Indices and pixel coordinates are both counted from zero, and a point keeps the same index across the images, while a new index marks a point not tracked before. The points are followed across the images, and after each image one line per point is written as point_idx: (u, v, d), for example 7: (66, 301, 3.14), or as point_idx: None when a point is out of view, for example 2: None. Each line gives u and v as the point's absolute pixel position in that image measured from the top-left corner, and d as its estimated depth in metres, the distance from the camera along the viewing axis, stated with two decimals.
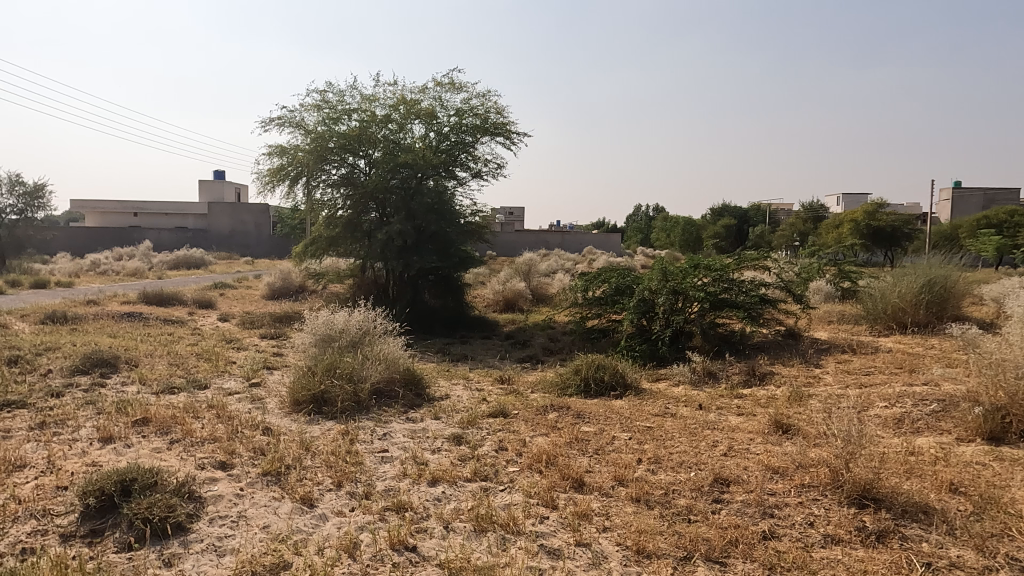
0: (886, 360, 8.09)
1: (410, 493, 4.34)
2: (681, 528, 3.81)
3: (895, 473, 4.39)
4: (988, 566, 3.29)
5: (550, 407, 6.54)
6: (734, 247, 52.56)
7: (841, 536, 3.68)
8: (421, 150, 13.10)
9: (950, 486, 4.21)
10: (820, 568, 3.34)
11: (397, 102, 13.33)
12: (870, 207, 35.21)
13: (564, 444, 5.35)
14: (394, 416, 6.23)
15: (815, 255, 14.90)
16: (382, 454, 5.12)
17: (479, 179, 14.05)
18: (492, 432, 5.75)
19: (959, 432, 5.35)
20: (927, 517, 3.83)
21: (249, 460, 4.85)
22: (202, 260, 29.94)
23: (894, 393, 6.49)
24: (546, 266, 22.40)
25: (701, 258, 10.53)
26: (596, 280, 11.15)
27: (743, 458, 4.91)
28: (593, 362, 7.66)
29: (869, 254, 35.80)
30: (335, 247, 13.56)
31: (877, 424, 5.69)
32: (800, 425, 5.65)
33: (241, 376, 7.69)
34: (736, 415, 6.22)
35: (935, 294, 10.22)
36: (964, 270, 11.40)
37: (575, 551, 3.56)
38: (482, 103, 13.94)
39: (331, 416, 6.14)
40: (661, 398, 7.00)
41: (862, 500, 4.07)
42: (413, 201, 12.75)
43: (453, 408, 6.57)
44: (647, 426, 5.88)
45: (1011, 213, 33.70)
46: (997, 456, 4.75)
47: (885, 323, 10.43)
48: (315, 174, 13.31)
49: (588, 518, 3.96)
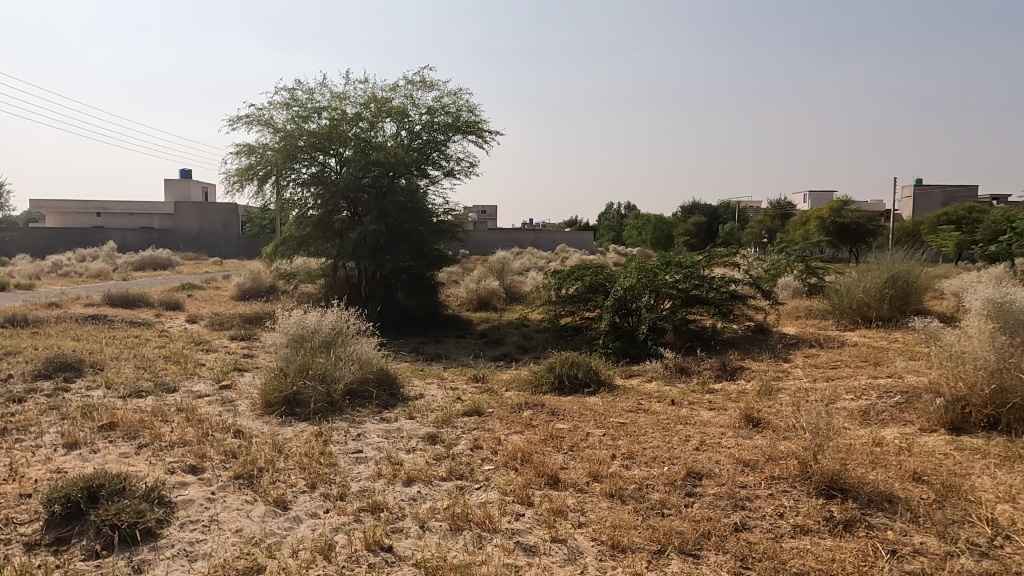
0: (852, 354, 8.28)
1: (386, 492, 4.32)
2: (655, 522, 3.85)
3: (862, 464, 4.51)
4: (950, 552, 3.40)
5: (525, 405, 6.57)
6: (704, 244, 53.34)
7: (809, 526, 3.76)
8: (393, 149, 12.99)
9: (913, 475, 4.33)
10: (790, 558, 3.40)
11: (369, 100, 13.21)
12: (836, 205, 36.07)
13: (539, 441, 5.36)
14: (369, 416, 6.20)
15: (783, 250, 15.17)
16: (357, 454, 5.09)
17: (451, 178, 14.01)
18: (467, 431, 5.74)
19: (922, 423, 5.50)
20: (891, 506, 3.93)
21: (221, 463, 4.79)
22: (169, 261, 29.38)
23: (859, 386, 6.66)
24: (518, 264, 22.43)
25: (671, 255, 10.68)
26: (570, 277, 11.18)
27: (715, 452, 4.99)
28: (568, 359, 7.72)
29: (835, 251, 36.68)
30: (306, 247, 13.43)
31: (843, 415, 5.84)
32: (770, 418, 5.76)
33: (212, 379, 7.58)
34: (708, 410, 6.33)
35: (899, 289, 10.51)
36: (927, 266, 11.71)
37: (551, 547, 3.59)
38: (454, 101, 13.90)
39: (304, 417, 6.09)
40: (635, 395, 7.05)
41: (829, 491, 4.16)
42: (386, 201, 12.66)
43: (428, 407, 6.55)
44: (621, 422, 5.93)
45: (970, 209, 34.77)
46: (958, 445, 4.90)
47: (851, 317, 10.67)
48: (285, 173, 13.16)
49: (564, 514, 3.98)
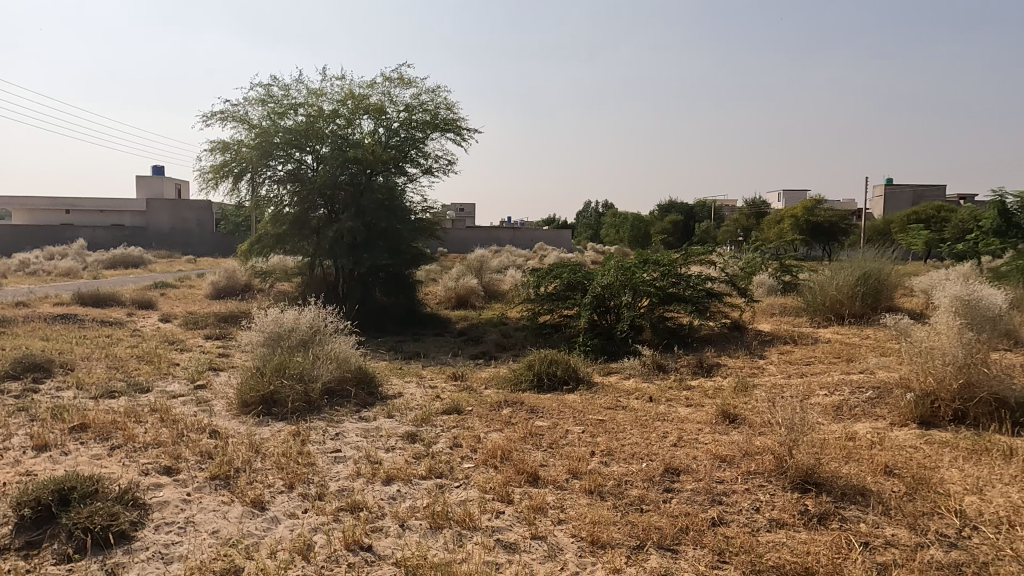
0: (826, 350, 8.43)
1: (365, 492, 4.30)
2: (633, 517, 3.89)
3: (835, 458, 4.59)
4: (919, 543, 3.48)
5: (504, 403, 6.57)
6: (680, 243, 53.84)
7: (785, 519, 3.82)
8: (370, 146, 12.89)
9: (884, 468, 4.43)
10: (766, 552, 3.45)
11: (346, 97, 13.09)
12: (809, 203, 36.67)
13: (518, 439, 5.37)
14: (347, 415, 6.16)
15: (758, 249, 15.36)
16: (335, 454, 5.05)
17: (429, 176, 13.95)
18: (446, 429, 5.74)
19: (893, 417, 5.62)
20: (864, 499, 4.02)
21: (197, 464, 4.73)
22: (141, 259, 28.84)
23: (833, 382, 6.77)
24: (497, 262, 22.44)
25: (648, 253, 10.75)
26: (548, 275, 11.21)
27: (693, 448, 5.05)
28: (547, 357, 7.73)
29: (809, 249, 37.27)
30: (282, 245, 13.30)
31: (817, 411, 5.94)
32: (746, 414, 5.84)
33: (186, 378, 7.46)
34: (686, 406, 6.39)
35: (870, 286, 10.71)
36: (897, 264, 11.94)
37: (531, 545, 3.60)
38: (432, 99, 13.85)
39: (281, 417, 6.02)
40: (613, 392, 7.09)
41: (804, 485, 4.23)
42: (363, 198, 12.56)
43: (406, 406, 6.52)
44: (599, 419, 5.96)
45: (939, 209, 35.58)
46: (927, 439, 5.02)
47: (824, 314, 10.84)
48: (261, 170, 13.00)
49: (544, 511, 4.00)
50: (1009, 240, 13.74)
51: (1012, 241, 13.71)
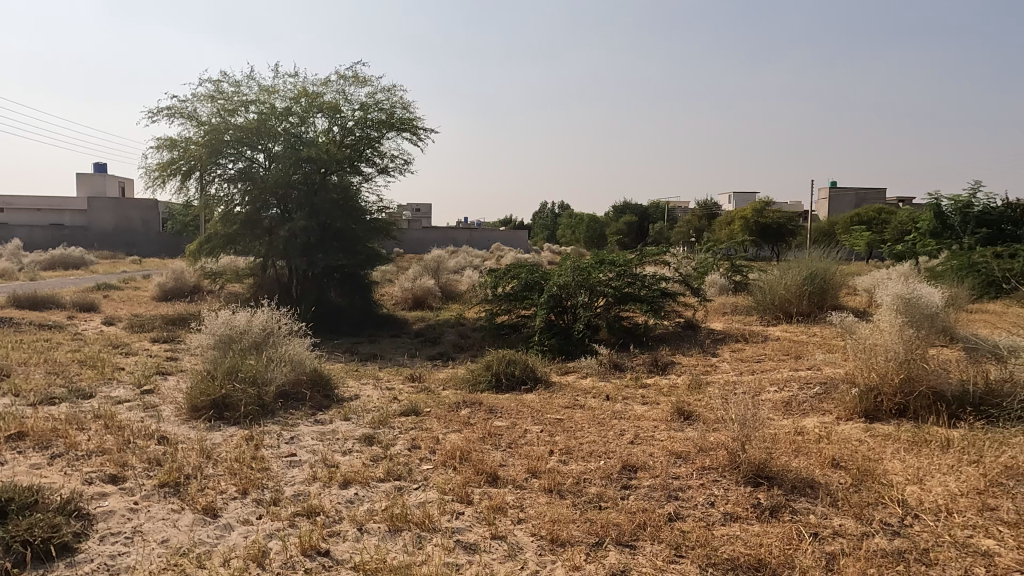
0: (775, 347, 8.69)
1: (321, 496, 4.22)
2: (592, 515, 3.92)
3: (785, 453, 4.73)
4: (865, 532, 3.62)
5: (463, 403, 6.55)
6: (635, 243, 54.68)
7: (738, 513, 3.92)
8: (324, 145, 12.68)
9: (832, 461, 4.58)
10: (720, 545, 3.53)
11: (299, 95, 12.84)
12: (759, 205, 37.74)
13: (477, 439, 5.36)
14: (302, 418, 6.05)
15: (710, 250, 15.72)
16: (290, 458, 4.95)
17: (385, 176, 13.80)
18: (404, 431, 5.69)
19: (839, 412, 5.83)
20: (813, 491, 4.15)
21: (144, 471, 4.56)
22: (82, 260, 27.72)
23: (782, 378, 6.98)
24: (453, 263, 22.37)
25: (604, 253, 10.88)
26: (506, 276, 11.22)
27: (649, 445, 5.13)
28: (505, 357, 7.75)
29: (758, 250, 38.34)
30: (233, 245, 12.97)
31: (768, 407, 6.11)
32: (700, 411, 5.97)
33: (133, 383, 7.19)
34: (642, 404, 6.49)
35: (817, 285, 11.06)
36: (842, 264, 12.36)
37: (491, 545, 3.60)
38: (388, 97, 13.71)
39: (234, 421, 5.87)
40: (571, 391, 7.15)
41: (756, 479, 4.35)
42: (317, 197, 12.34)
43: (363, 408, 6.44)
44: (557, 418, 6.00)
45: (879, 211, 37.04)
46: (871, 432, 5.22)
47: (774, 313, 11.16)
48: (211, 169, 12.65)
49: (503, 511, 4.00)
50: (944, 241, 14.42)
51: (947, 241, 14.40)
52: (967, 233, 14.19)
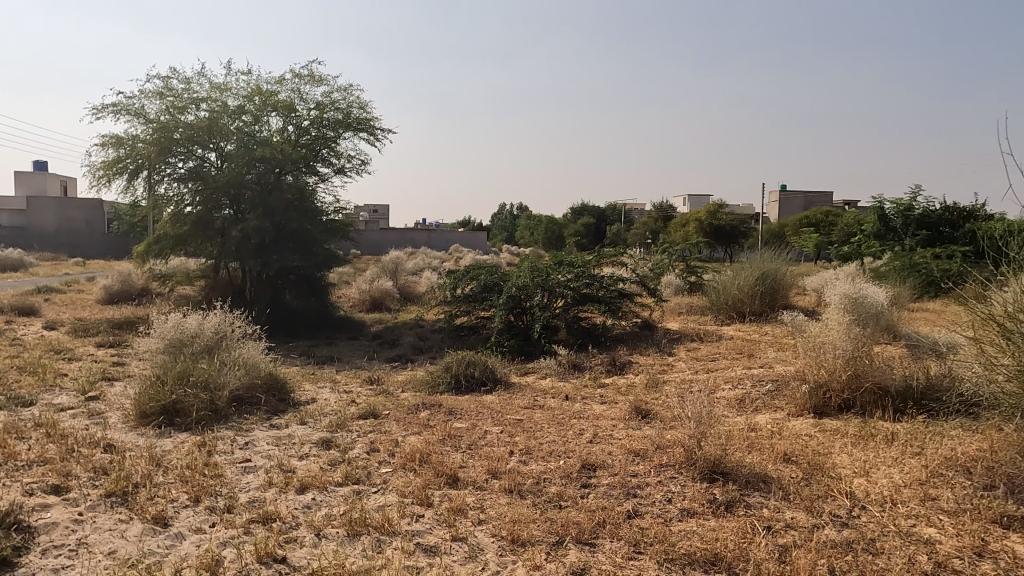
0: (729, 346, 8.90)
1: (277, 502, 4.13)
2: (552, 514, 3.95)
3: (740, 448, 4.85)
4: (816, 524, 3.73)
5: (422, 405, 6.51)
6: (593, 245, 55.24)
7: (694, 509, 3.99)
8: (279, 144, 12.44)
9: (784, 456, 4.71)
10: (678, 540, 3.59)
11: (252, 93, 12.56)
12: (712, 208, 38.58)
13: (436, 441, 5.33)
14: (257, 423, 5.91)
15: (666, 251, 15.99)
16: (245, 464, 4.83)
17: (342, 176, 13.61)
18: (363, 434, 5.62)
19: (790, 408, 6.00)
20: (766, 486, 4.26)
21: (90, 481, 4.39)
22: (21, 262, 26.53)
23: (736, 376, 7.15)
24: (411, 265, 22.20)
25: (563, 255, 10.95)
26: (464, 277, 11.19)
27: (608, 444, 5.19)
28: (464, 358, 7.73)
29: (712, 251, 39.17)
30: (184, 246, 12.61)
31: (723, 404, 6.25)
32: (657, 410, 6.06)
33: (76, 390, 6.92)
34: (600, 403, 6.57)
35: (768, 286, 11.37)
36: (792, 265, 12.73)
37: (451, 546, 3.58)
38: (344, 97, 13.52)
39: (185, 427, 5.71)
40: (530, 392, 7.18)
41: (712, 475, 4.45)
42: (272, 198, 12.09)
43: (320, 412, 6.33)
44: (517, 419, 6.02)
45: (827, 213, 38.28)
46: (821, 427, 5.39)
47: (727, 313, 11.42)
48: (159, 168, 12.27)
49: (464, 513, 3.99)
50: (887, 243, 14.97)
51: (890, 244, 14.95)
52: (908, 235, 14.76)
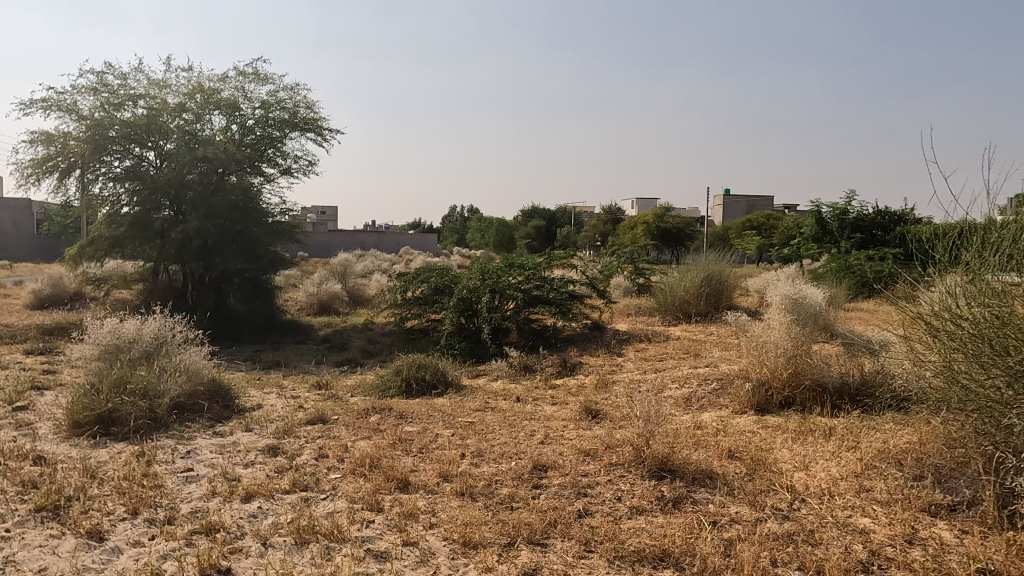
0: (676, 346, 9.10)
1: (221, 512, 4.01)
2: (504, 516, 3.95)
3: (687, 446, 4.97)
4: (759, 518, 3.85)
5: (372, 410, 6.43)
6: (543, 247, 55.62)
7: (644, 506, 4.07)
8: (222, 143, 12.09)
9: (728, 452, 4.85)
10: (627, 538, 3.65)
11: (193, 90, 12.18)
12: (659, 211, 39.40)
13: (387, 446, 5.27)
14: (200, 431, 5.73)
15: (615, 253, 16.23)
16: (187, 473, 4.67)
17: (288, 177, 13.33)
18: (311, 440, 5.51)
19: (734, 406, 6.17)
20: (711, 482, 4.38)
21: (18, 496, 4.17)
22: None
23: (682, 376, 7.31)
24: (360, 267, 21.89)
25: (514, 257, 10.98)
26: (415, 280, 11.11)
27: (559, 444, 5.23)
28: (415, 362, 7.66)
29: (660, 253, 39.97)
30: (120, 249, 12.11)
31: (670, 403, 6.39)
32: (607, 410, 6.14)
33: (3, 400, 6.55)
34: (551, 404, 6.62)
35: (713, 287, 11.67)
36: (735, 266, 13.11)
37: (402, 551, 3.55)
38: (291, 96, 13.25)
39: (122, 437, 5.48)
40: (482, 394, 7.17)
41: (660, 472, 4.54)
42: (214, 199, 11.74)
43: (266, 418, 6.18)
44: (469, 421, 6.01)
45: (768, 217, 39.57)
46: (763, 423, 5.57)
47: (674, 313, 11.68)
48: (94, 166, 11.76)
49: (415, 517, 3.96)
50: (825, 245, 15.57)
51: (827, 246, 15.54)
52: (844, 238, 15.36)
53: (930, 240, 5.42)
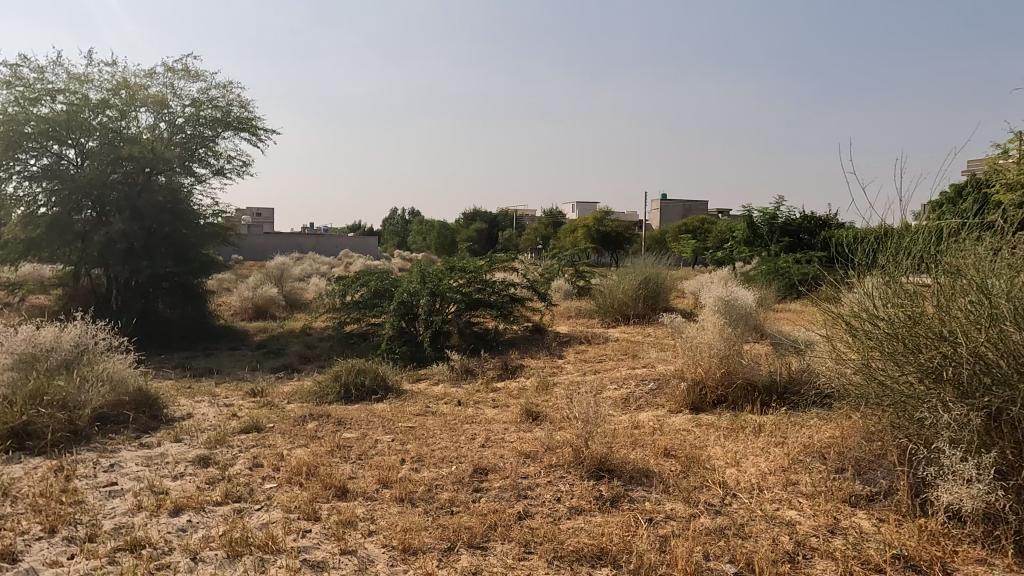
0: (614, 348, 9.27)
1: (148, 527, 3.85)
2: (444, 520, 3.94)
3: (625, 446, 5.07)
4: (692, 513, 3.97)
5: (309, 416, 6.29)
6: (485, 250, 55.65)
7: (583, 506, 4.13)
8: (149, 142, 11.62)
9: (664, 451, 4.98)
10: (566, 538, 3.70)
11: (118, 86, 11.64)
12: (599, 214, 40.06)
13: (324, 453, 5.17)
14: (125, 443, 5.48)
15: (555, 255, 16.40)
16: (110, 488, 4.46)
17: (221, 178, 12.90)
18: (244, 449, 5.35)
19: (670, 405, 6.33)
20: (648, 480, 4.48)
21: None
22: None
23: (621, 377, 7.45)
24: (298, 271, 21.37)
25: (455, 260, 10.96)
26: (354, 283, 10.93)
27: (499, 447, 5.25)
28: (354, 367, 7.54)
29: (600, 256, 40.61)
30: (36, 252, 11.43)
31: (609, 404, 6.50)
32: (547, 412, 6.20)
33: None
34: (492, 407, 6.64)
35: (650, 289, 11.95)
36: (672, 269, 13.46)
37: (339, 560, 3.49)
38: (223, 94, 12.85)
39: (38, 452, 5.18)
40: (422, 399, 7.12)
41: (598, 472, 4.61)
42: (141, 200, 11.24)
43: (197, 427, 5.96)
44: (409, 426, 5.95)
45: (703, 221, 40.78)
46: (697, 422, 5.74)
47: (613, 315, 11.89)
48: (7, 164, 11.07)
49: (354, 525, 3.90)
50: (756, 249, 16.24)
51: (757, 250, 16.16)
52: (773, 242, 16.00)
53: (849, 244, 5.71)
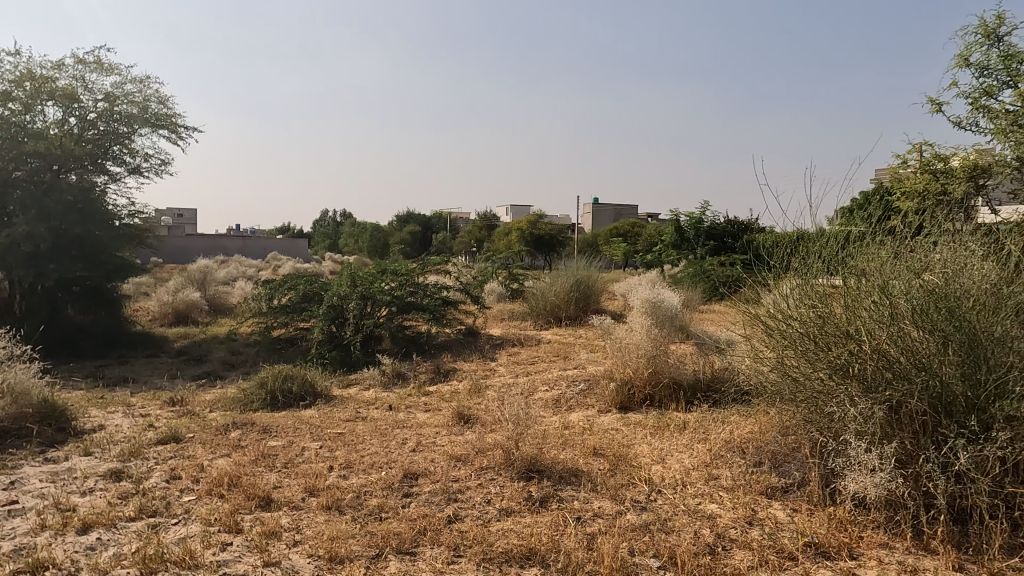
0: (546, 350, 9.37)
1: (52, 547, 3.62)
2: (373, 527, 3.88)
3: (555, 446, 5.13)
4: (619, 510, 4.06)
5: (232, 425, 6.08)
6: (420, 253, 55.21)
7: (513, 507, 4.15)
8: (57, 137, 10.93)
9: (593, 450, 5.06)
10: (495, 540, 3.72)
11: (21, 78, 10.91)
12: (533, 218, 40.42)
13: (248, 463, 5.00)
14: (27, 458, 5.13)
15: (488, 258, 16.45)
16: (10, 506, 4.17)
17: (137, 176, 12.29)
18: (161, 461, 5.11)
19: (600, 405, 6.45)
20: (577, 479, 4.56)
21: None
22: None
23: (552, 378, 7.54)
24: (222, 274, 20.60)
25: (387, 263, 10.81)
26: (281, 287, 10.62)
27: (430, 451, 5.21)
28: (281, 373, 7.33)
29: (534, 259, 40.96)
30: None
31: (540, 405, 6.57)
32: (479, 414, 6.21)
33: None
34: (424, 411, 6.59)
35: (582, 291, 12.15)
36: (603, 271, 13.72)
37: (262, 573, 3.39)
38: (139, 89, 12.25)
39: None
40: (352, 404, 7.00)
41: (528, 473, 4.65)
42: (48, 199, 10.56)
43: (110, 440, 5.65)
44: (338, 433, 5.83)
45: (633, 225, 41.77)
46: (625, 421, 5.87)
47: (546, 317, 12.02)
48: None
49: (278, 535, 3.79)
50: (682, 253, 16.93)
51: (685, 253, 16.82)
52: (698, 245, 16.55)
53: (766, 249, 5.98)
